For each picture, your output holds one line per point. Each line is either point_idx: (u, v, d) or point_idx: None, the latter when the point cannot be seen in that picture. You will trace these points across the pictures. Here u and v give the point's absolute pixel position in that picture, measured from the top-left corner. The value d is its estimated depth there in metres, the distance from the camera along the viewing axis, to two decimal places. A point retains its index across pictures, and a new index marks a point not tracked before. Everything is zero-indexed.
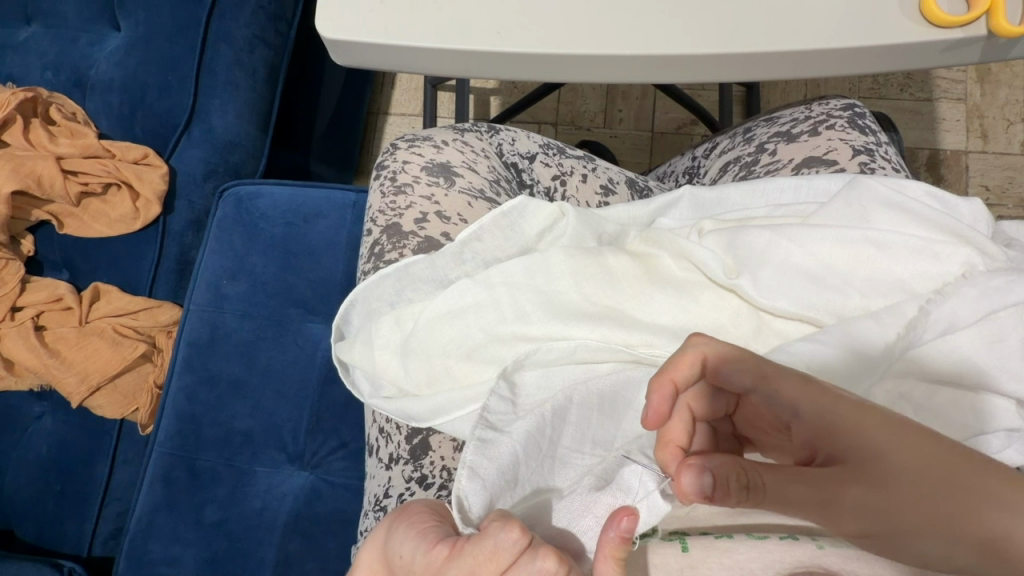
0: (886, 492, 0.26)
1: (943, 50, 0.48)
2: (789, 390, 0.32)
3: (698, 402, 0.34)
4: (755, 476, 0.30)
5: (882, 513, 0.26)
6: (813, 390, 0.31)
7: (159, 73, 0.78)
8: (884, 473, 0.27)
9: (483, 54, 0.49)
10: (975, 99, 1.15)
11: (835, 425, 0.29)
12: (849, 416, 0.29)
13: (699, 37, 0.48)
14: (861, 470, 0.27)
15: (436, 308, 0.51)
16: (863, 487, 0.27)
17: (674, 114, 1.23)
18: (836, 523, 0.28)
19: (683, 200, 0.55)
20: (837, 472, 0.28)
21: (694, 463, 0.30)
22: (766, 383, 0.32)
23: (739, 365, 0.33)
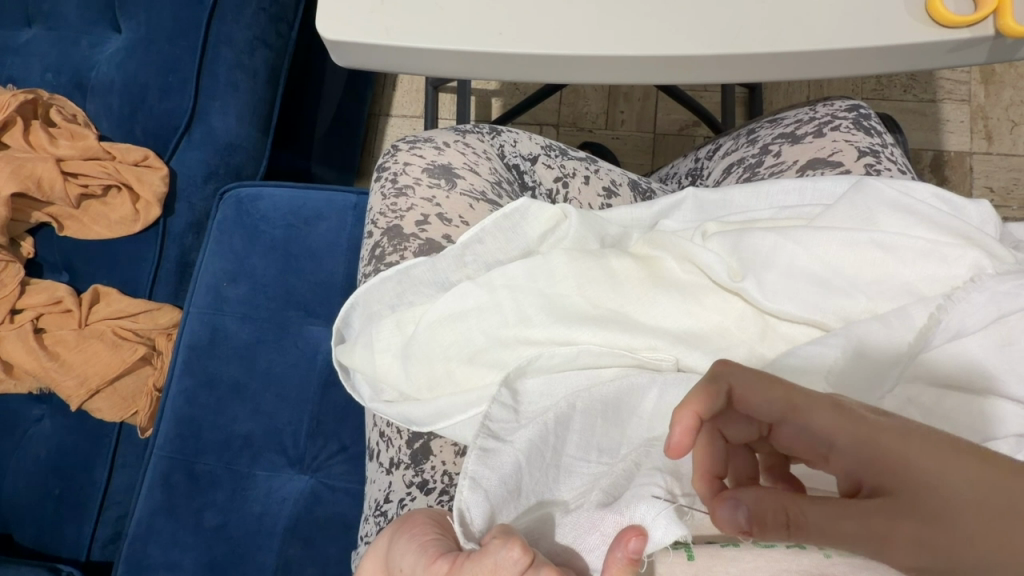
0: (944, 527, 0.24)
1: (949, 50, 0.47)
2: (825, 419, 0.28)
3: (726, 427, 0.32)
4: (798, 510, 0.27)
5: (943, 552, 0.23)
6: (847, 417, 0.28)
7: (160, 75, 0.77)
8: (947, 507, 0.24)
9: (485, 55, 0.49)
10: (980, 100, 1.15)
11: (882, 456, 0.26)
12: (892, 444, 0.26)
13: (703, 37, 0.47)
14: (914, 504, 0.24)
15: (438, 311, 0.51)
16: (921, 523, 0.24)
17: (677, 115, 1.22)
18: (892, 560, 0.25)
19: (686, 203, 0.55)
20: (887, 504, 0.25)
21: (729, 496, 0.29)
22: (796, 414, 0.29)
23: (767, 394, 0.30)
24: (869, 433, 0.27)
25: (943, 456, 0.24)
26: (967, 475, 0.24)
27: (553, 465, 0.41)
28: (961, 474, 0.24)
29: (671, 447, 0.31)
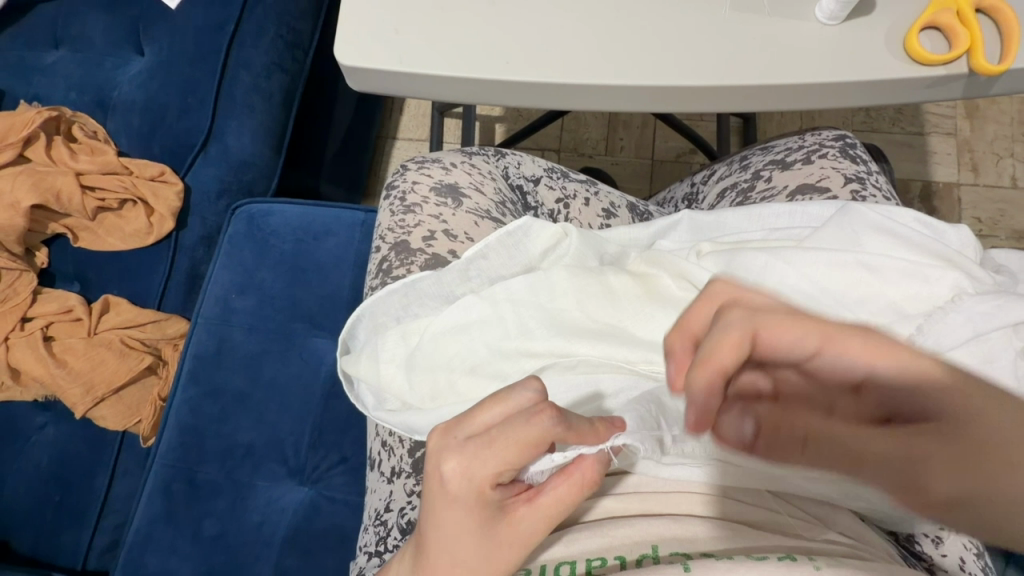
0: (960, 444, 0.31)
1: (927, 86, 0.51)
2: (855, 350, 0.35)
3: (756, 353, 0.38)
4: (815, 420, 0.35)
5: (967, 469, 0.31)
6: (881, 351, 0.34)
7: (180, 95, 0.81)
8: (978, 444, 0.31)
9: (492, 82, 0.52)
10: (965, 134, 1.19)
11: (932, 393, 0.33)
12: (925, 374, 0.33)
13: (697, 69, 0.51)
14: (943, 427, 0.32)
15: (442, 323, 0.53)
16: (945, 443, 0.32)
17: (674, 143, 1.27)
18: (929, 481, 0.31)
19: (682, 224, 0.58)
20: (917, 427, 0.33)
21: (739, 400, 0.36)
22: (829, 346, 0.35)
23: (792, 333, 0.36)
24: (899, 373, 0.34)
25: (977, 398, 0.32)
26: (1008, 416, 0.31)
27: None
28: (1006, 425, 0.31)
29: (694, 416, 0.37)
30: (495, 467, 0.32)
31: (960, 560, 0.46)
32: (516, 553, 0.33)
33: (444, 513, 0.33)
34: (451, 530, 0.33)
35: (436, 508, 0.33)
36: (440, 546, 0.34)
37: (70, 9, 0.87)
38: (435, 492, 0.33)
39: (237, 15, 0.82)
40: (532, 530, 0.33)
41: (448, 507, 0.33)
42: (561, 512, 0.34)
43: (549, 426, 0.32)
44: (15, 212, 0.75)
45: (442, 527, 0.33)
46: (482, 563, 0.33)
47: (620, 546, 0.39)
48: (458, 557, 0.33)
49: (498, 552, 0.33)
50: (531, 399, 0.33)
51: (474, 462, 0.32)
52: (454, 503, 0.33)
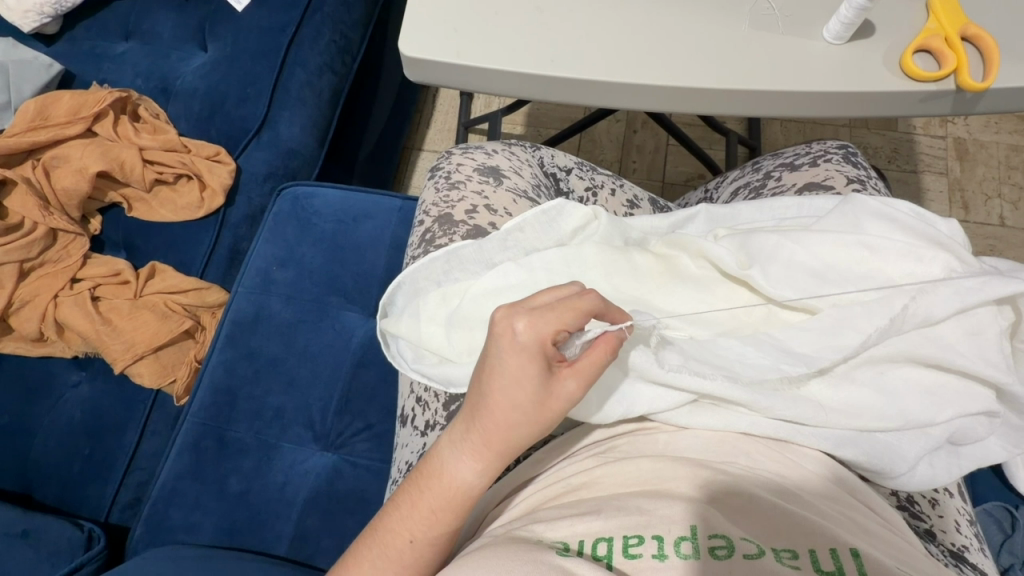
0: None
1: (920, 99, 0.58)
2: None
3: None
4: None
5: None
6: None
7: (240, 86, 0.88)
8: None
9: (538, 76, 0.59)
10: (956, 175, 1.28)
11: None
12: None
13: (719, 75, 0.58)
14: None
15: (482, 285, 0.58)
16: None
17: (684, 168, 1.35)
18: None
19: (699, 216, 0.63)
20: None
21: None
22: None
23: None
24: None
25: None
26: None
27: (592, 397, 0.49)
28: None
29: None
30: (556, 326, 0.41)
31: (954, 521, 0.50)
32: (561, 405, 0.41)
33: (509, 365, 0.41)
34: (512, 381, 0.40)
35: (502, 363, 0.41)
36: (499, 398, 0.41)
37: (143, 7, 0.96)
38: (504, 347, 0.41)
39: (297, 19, 0.90)
40: (572, 385, 0.41)
41: (511, 360, 0.41)
42: (595, 374, 0.42)
43: (596, 300, 0.43)
44: (81, 177, 0.81)
45: (505, 380, 0.41)
46: (531, 413, 0.41)
47: (659, 524, 0.37)
48: (514, 405, 0.41)
49: (546, 402, 0.41)
50: (579, 289, 0.44)
51: (541, 321, 0.41)
52: (520, 355, 0.41)
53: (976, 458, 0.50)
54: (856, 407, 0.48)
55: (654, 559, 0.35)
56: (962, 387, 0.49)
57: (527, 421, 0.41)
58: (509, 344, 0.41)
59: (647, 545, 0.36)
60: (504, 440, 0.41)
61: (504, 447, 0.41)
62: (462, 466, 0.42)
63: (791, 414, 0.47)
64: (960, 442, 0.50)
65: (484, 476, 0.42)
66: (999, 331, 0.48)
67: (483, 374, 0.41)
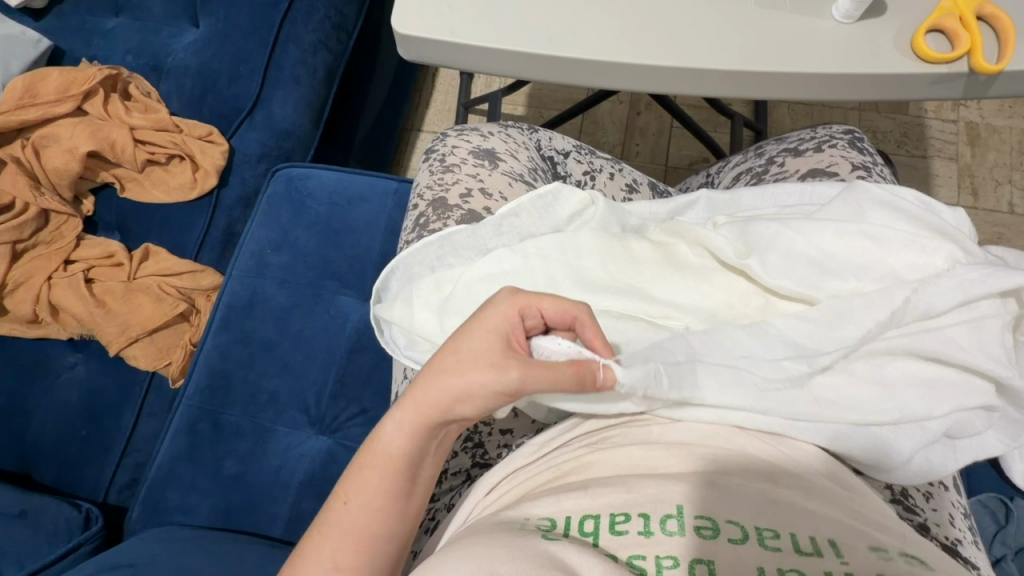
0: None
1: (930, 82, 0.56)
2: None
3: None
4: None
5: None
6: None
7: (232, 64, 0.86)
8: None
9: (534, 54, 0.57)
10: (966, 160, 1.25)
11: None
12: None
13: (723, 55, 0.56)
14: None
15: (476, 272, 0.57)
16: None
17: (688, 151, 1.32)
18: None
19: (699, 202, 0.62)
20: None
21: None
22: None
23: None
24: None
25: None
26: None
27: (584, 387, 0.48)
28: None
29: None
30: (530, 304, 0.43)
31: (948, 515, 0.50)
32: (493, 378, 0.40)
33: (471, 326, 0.43)
34: (467, 344, 0.42)
35: (466, 326, 0.43)
36: (450, 355, 0.42)
37: None
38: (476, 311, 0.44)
39: None
40: (516, 368, 0.40)
41: (475, 324, 0.43)
42: (546, 376, 0.40)
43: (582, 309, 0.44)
44: (72, 157, 0.80)
45: (462, 340, 0.42)
46: (467, 381, 0.41)
47: (646, 503, 0.37)
48: (457, 367, 0.41)
49: (482, 370, 0.41)
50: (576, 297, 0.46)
51: (515, 295, 0.44)
52: (484, 321, 0.43)
53: (974, 452, 0.50)
54: (855, 400, 0.47)
55: (640, 536, 0.36)
56: (964, 380, 0.48)
57: (458, 386, 0.41)
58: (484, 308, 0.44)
59: (633, 523, 0.36)
60: (435, 400, 0.42)
61: (433, 406, 0.42)
62: (392, 418, 0.43)
63: (790, 408, 0.46)
64: (958, 435, 0.49)
65: (406, 436, 0.42)
66: (1000, 325, 0.48)
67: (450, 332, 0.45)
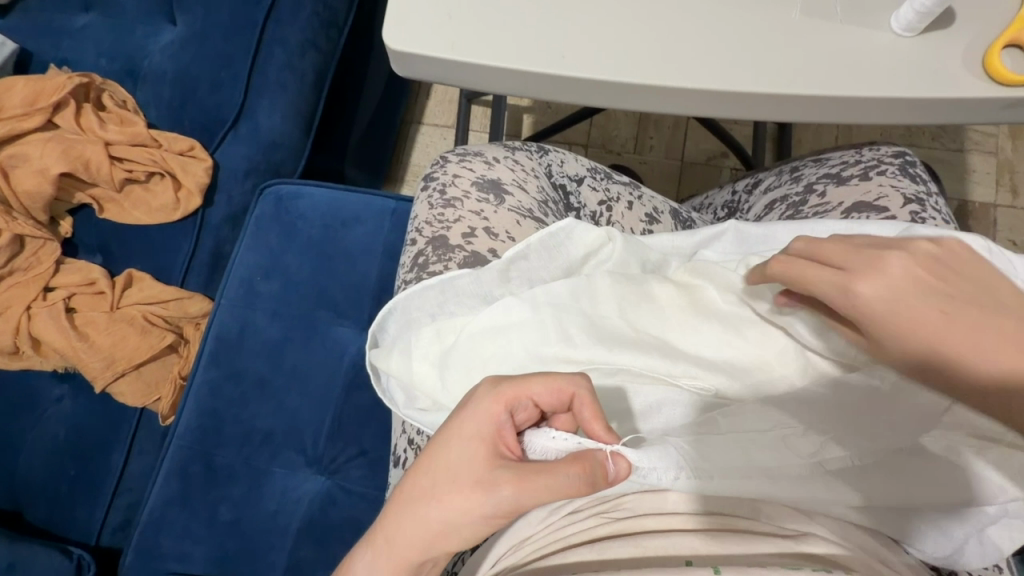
0: None
1: (1003, 107, 0.48)
2: None
3: None
4: None
5: None
6: None
7: (213, 69, 0.79)
8: None
9: (547, 77, 0.50)
10: (1007, 154, 1.15)
11: None
12: None
13: (762, 77, 0.49)
14: None
15: (480, 324, 0.51)
16: None
17: (705, 145, 1.24)
18: None
19: (727, 234, 0.55)
20: None
21: None
22: None
23: None
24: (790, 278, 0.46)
25: None
26: None
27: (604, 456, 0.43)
28: None
29: None
30: (518, 395, 0.37)
31: None
32: (482, 506, 0.35)
33: (448, 437, 0.37)
34: (446, 460, 0.36)
35: (441, 437, 0.37)
36: (427, 476, 0.36)
37: None
38: (452, 415, 0.38)
39: None
40: (507, 483, 0.34)
41: (452, 433, 0.37)
42: (541, 483, 0.34)
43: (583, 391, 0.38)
44: (43, 178, 0.74)
45: (438, 456, 0.36)
46: (452, 510, 0.35)
47: (654, 555, 0.38)
48: (437, 491, 0.36)
49: (466, 496, 0.35)
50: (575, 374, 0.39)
51: (499, 390, 0.37)
52: (462, 428, 0.37)
53: None
54: (908, 485, 0.41)
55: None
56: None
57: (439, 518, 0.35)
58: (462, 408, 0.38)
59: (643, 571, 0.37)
60: (414, 537, 0.35)
61: (412, 544, 0.36)
62: (363, 559, 0.36)
63: (833, 497, 0.41)
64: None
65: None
66: None
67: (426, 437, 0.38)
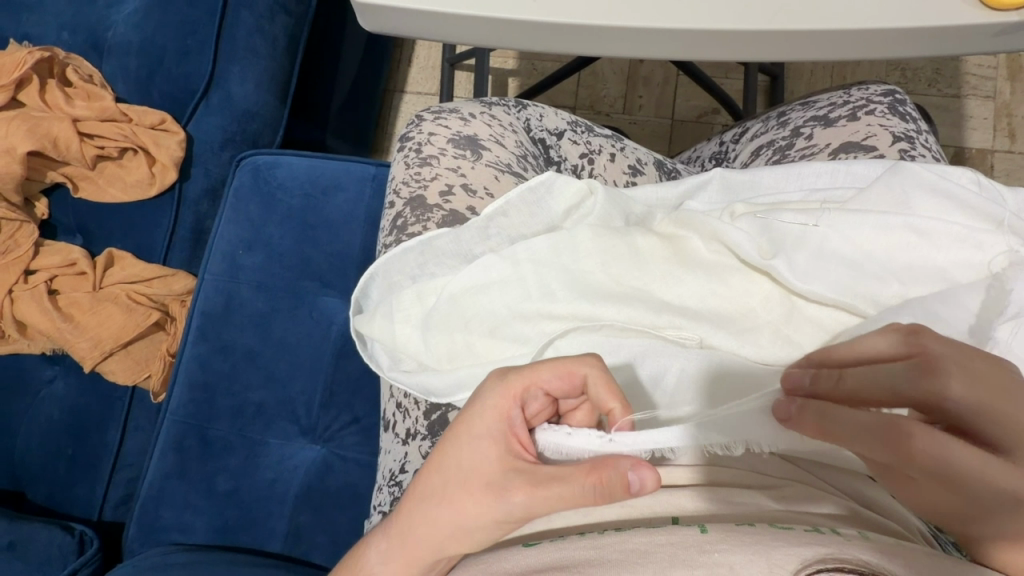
0: None
1: (995, 35, 0.46)
2: None
3: None
4: None
5: None
6: None
7: (178, 37, 0.76)
8: None
9: (519, 23, 0.48)
10: (1005, 97, 1.12)
11: None
12: None
13: (744, 13, 0.46)
14: None
15: (461, 282, 0.50)
16: None
17: (696, 101, 1.21)
18: None
19: (713, 182, 0.53)
20: None
21: None
22: None
23: None
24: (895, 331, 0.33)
25: None
26: None
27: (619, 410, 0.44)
28: None
29: None
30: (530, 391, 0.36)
31: None
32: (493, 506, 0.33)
33: (460, 437, 0.36)
34: (453, 462, 0.35)
35: (452, 433, 0.36)
36: (439, 476, 0.36)
37: None
38: (465, 409, 0.37)
39: None
40: (519, 490, 0.33)
41: (462, 432, 0.36)
42: (554, 496, 0.32)
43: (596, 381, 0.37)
44: (12, 159, 0.73)
45: (450, 458, 0.36)
46: (462, 514, 0.34)
47: (640, 517, 0.36)
48: (448, 493, 0.35)
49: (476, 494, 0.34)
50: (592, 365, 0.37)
51: (508, 385, 0.36)
52: (475, 421, 0.36)
53: None
54: None
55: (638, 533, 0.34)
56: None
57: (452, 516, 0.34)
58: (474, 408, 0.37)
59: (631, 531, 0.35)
60: (426, 536, 0.35)
61: (424, 543, 0.35)
62: (378, 546, 0.37)
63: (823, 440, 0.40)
64: None
65: (396, 569, 0.36)
66: None
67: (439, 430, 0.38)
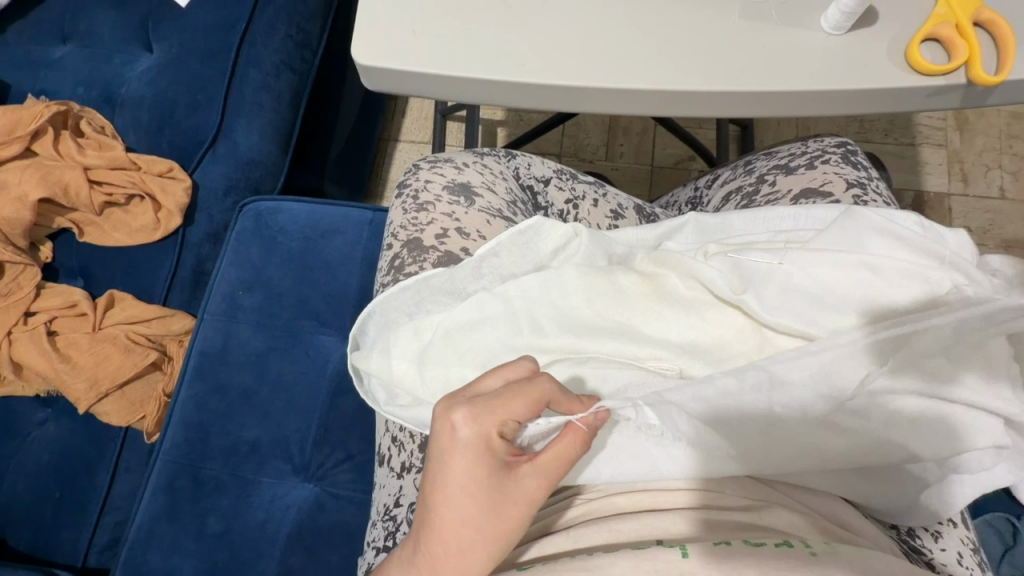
0: None
1: (927, 95, 0.53)
2: None
3: None
4: None
5: None
6: None
7: (189, 92, 0.81)
8: None
9: (508, 83, 0.53)
10: (955, 146, 1.21)
11: None
12: None
13: (707, 76, 0.52)
14: None
15: (455, 320, 0.53)
16: None
17: (672, 150, 1.29)
18: None
19: (688, 226, 0.58)
20: None
21: None
22: None
23: None
24: None
25: None
26: None
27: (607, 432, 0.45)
28: None
29: None
30: (503, 418, 0.36)
31: (957, 553, 0.45)
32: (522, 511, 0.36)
33: (462, 484, 0.35)
34: (457, 516, 0.35)
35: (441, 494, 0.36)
36: (459, 527, 0.35)
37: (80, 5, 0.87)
38: (454, 458, 0.35)
39: (247, 14, 0.82)
40: (538, 488, 0.36)
41: (457, 478, 0.36)
42: (561, 468, 0.37)
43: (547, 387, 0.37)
44: (22, 205, 0.76)
45: (456, 511, 0.35)
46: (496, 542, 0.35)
47: (627, 541, 0.38)
48: (475, 534, 0.35)
49: (503, 514, 0.35)
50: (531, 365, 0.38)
51: (484, 418, 0.36)
52: (471, 467, 0.35)
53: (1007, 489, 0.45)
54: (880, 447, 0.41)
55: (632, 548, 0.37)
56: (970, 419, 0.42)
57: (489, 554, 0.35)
58: (461, 454, 0.36)
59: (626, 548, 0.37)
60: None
61: None
62: None
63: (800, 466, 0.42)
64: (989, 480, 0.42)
65: None
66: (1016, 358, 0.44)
67: (433, 484, 0.36)
